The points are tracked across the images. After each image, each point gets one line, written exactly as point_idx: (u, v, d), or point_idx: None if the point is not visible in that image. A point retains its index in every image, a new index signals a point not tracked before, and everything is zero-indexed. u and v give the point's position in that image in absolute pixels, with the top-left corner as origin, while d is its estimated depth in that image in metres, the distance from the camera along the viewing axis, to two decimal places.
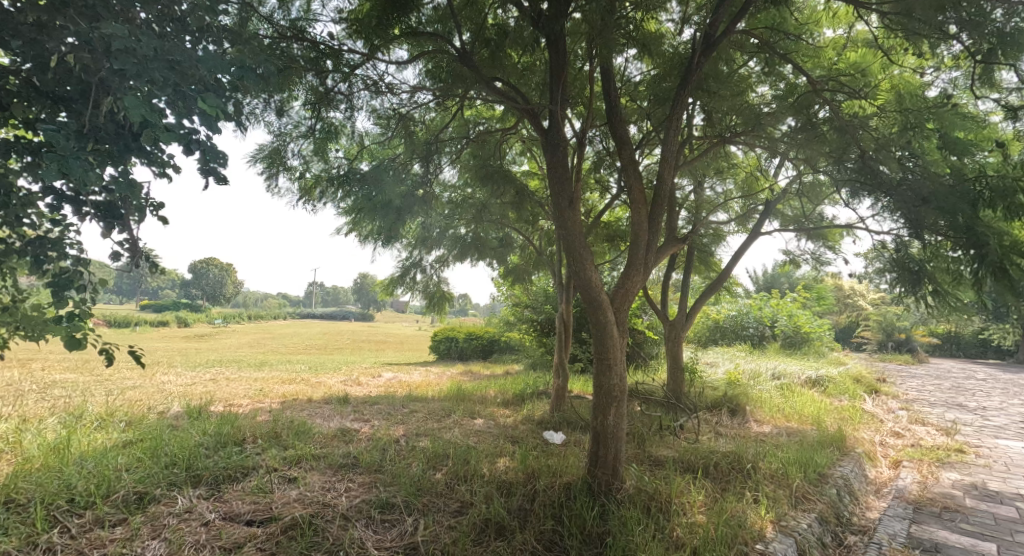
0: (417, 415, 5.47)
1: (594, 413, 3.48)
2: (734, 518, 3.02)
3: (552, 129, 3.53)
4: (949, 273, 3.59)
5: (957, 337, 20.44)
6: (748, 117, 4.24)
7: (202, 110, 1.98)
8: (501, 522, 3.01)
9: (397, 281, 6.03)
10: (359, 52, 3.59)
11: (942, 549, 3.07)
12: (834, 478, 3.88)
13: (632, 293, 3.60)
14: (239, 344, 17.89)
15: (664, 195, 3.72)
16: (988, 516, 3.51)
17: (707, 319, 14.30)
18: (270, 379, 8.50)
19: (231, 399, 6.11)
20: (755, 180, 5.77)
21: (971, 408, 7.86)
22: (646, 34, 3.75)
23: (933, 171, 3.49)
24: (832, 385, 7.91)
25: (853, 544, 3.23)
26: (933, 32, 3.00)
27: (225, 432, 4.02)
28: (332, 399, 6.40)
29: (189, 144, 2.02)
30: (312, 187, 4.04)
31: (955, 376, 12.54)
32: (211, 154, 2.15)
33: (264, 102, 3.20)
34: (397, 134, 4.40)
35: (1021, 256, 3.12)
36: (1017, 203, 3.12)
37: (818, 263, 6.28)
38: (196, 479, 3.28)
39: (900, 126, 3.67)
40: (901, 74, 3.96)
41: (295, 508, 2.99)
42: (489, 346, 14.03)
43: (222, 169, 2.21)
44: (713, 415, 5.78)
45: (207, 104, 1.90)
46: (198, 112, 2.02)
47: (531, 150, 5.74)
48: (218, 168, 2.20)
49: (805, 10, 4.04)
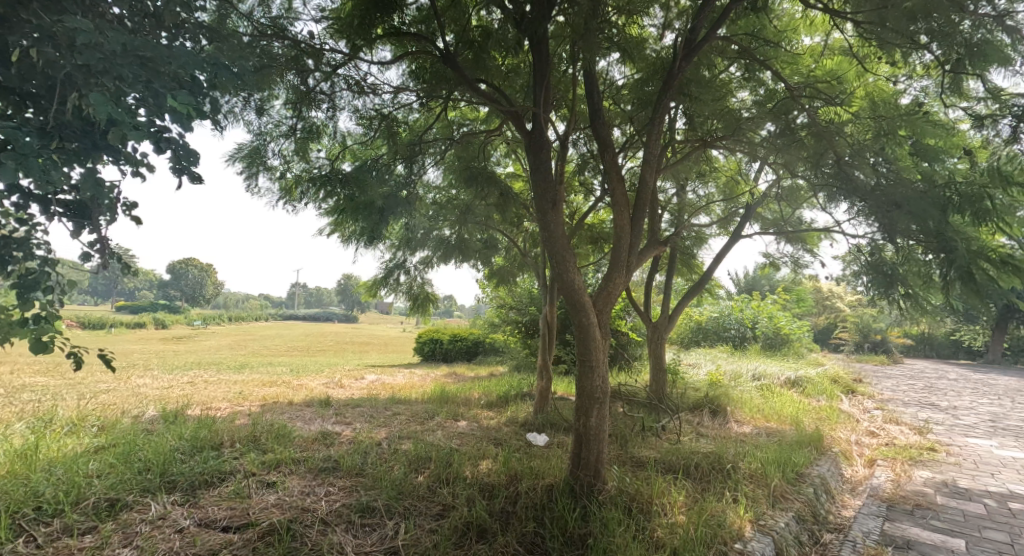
0: (400, 418, 5.43)
1: (576, 414, 3.50)
2: (713, 518, 3.05)
3: (535, 131, 3.53)
4: (920, 276, 3.59)
5: (930, 338, 20.96)
6: (729, 122, 4.30)
7: (172, 108, 1.94)
8: (482, 524, 3.00)
9: (381, 282, 5.99)
10: (342, 52, 3.54)
11: (914, 546, 3.14)
12: (811, 477, 3.96)
13: (614, 294, 3.62)
14: (218, 346, 17.59)
15: (646, 196, 3.75)
16: (957, 513, 3.60)
17: (690, 320, 14.46)
18: (250, 381, 8.38)
19: (209, 402, 6.00)
20: (736, 183, 5.86)
21: (942, 407, 8.07)
22: (629, 38, 3.78)
23: (906, 177, 3.56)
24: (811, 385, 8.06)
25: (829, 542, 3.29)
26: (905, 40, 3.07)
27: (202, 436, 3.94)
28: (314, 402, 6.34)
29: (159, 143, 1.99)
30: (293, 187, 4.05)
31: (928, 376, 12.85)
32: (183, 154, 2.11)
33: (243, 100, 3.14)
34: (379, 134, 4.38)
35: (988, 260, 3.22)
36: (985, 209, 3.21)
37: (796, 265, 6.40)
38: (171, 484, 3.21)
39: (874, 133, 3.76)
40: (875, 82, 4.07)
41: (273, 514, 2.94)
42: (473, 347, 14.01)
43: (195, 168, 2.17)
44: (695, 416, 5.85)
45: (177, 102, 1.86)
46: (170, 110, 1.93)
47: (515, 153, 5.75)
48: (191, 167, 2.17)
49: (783, 17, 4.13)
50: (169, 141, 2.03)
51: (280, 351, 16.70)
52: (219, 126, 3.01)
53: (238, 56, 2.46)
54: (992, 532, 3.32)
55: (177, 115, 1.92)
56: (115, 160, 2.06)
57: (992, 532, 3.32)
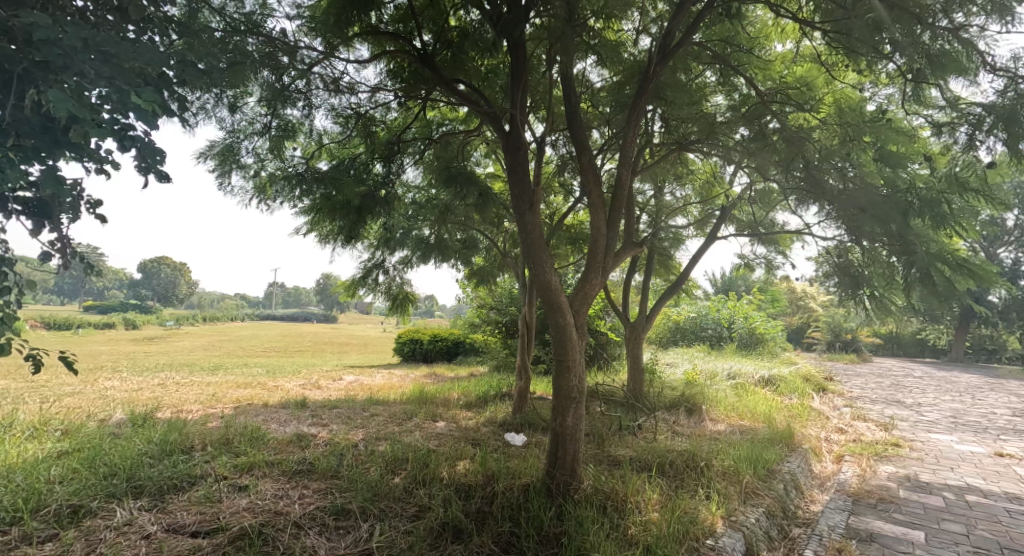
0: (378, 419, 5.39)
1: (553, 414, 3.52)
2: (686, 515, 3.11)
3: (513, 133, 3.54)
4: (883, 276, 3.73)
5: (898, 338, 21.59)
6: (704, 125, 4.38)
7: (138, 106, 1.90)
8: (459, 524, 3.00)
9: (359, 282, 5.91)
10: (317, 50, 3.46)
11: (876, 538, 3.25)
12: (781, 473, 4.05)
13: (591, 294, 3.65)
14: (192, 347, 17.20)
15: (622, 198, 3.79)
16: (918, 506, 3.73)
17: (669, 320, 14.65)
18: (224, 383, 8.23)
19: (180, 405, 5.86)
20: (711, 186, 5.95)
21: (908, 404, 8.32)
22: (606, 41, 3.82)
23: (870, 181, 3.66)
24: (784, 384, 8.23)
25: (796, 536, 3.38)
26: (870, 49, 3.16)
27: (172, 439, 3.85)
28: (290, 403, 6.25)
29: (123, 141, 1.95)
30: (267, 185, 4.00)
31: (897, 374, 13.23)
32: (149, 152, 2.07)
33: (215, 96, 3.08)
34: (356, 133, 4.35)
35: (946, 262, 3.35)
36: (944, 214, 3.35)
37: (769, 266, 6.55)
38: (138, 490, 3.14)
39: (841, 138, 3.87)
40: (843, 89, 4.19)
41: (244, 518, 2.90)
42: (453, 348, 13.93)
43: (162, 167, 2.13)
44: (671, 415, 5.92)
45: (142, 99, 1.82)
46: (134, 107, 1.91)
47: (495, 154, 5.75)
48: (158, 166, 2.13)
49: (756, 24, 4.23)
50: (134, 138, 1.99)
51: (257, 352, 16.43)
52: (188, 123, 2.94)
53: (207, 53, 2.43)
54: (949, 524, 3.45)
55: (141, 112, 1.88)
56: (78, 158, 2.01)
57: (949, 523, 3.45)
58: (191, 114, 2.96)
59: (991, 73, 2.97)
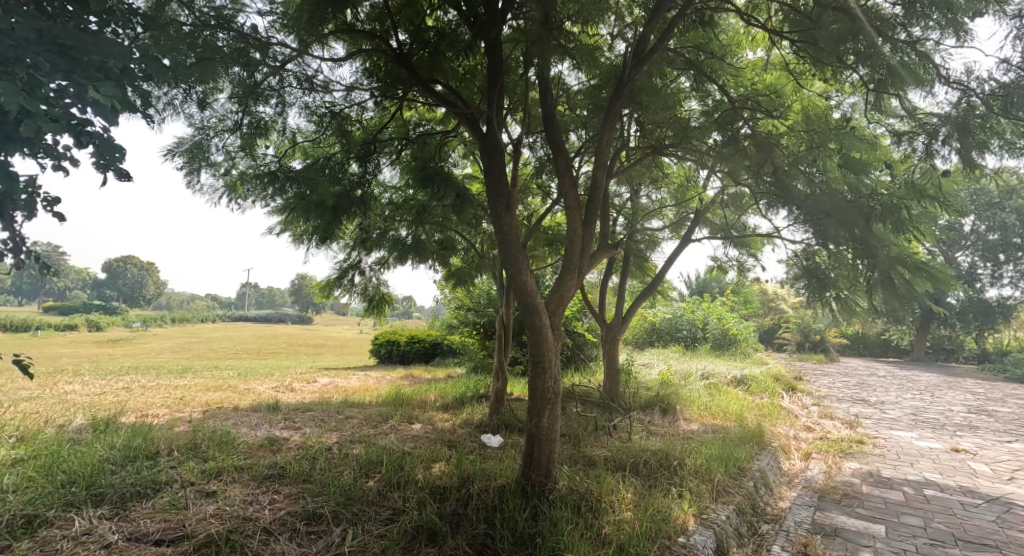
0: (352, 422, 5.33)
1: (529, 415, 3.53)
2: (659, 513, 3.16)
3: (489, 135, 3.56)
4: (848, 279, 3.86)
5: (864, 338, 22.29)
6: (678, 131, 4.39)
7: (94, 101, 1.85)
8: (433, 527, 2.98)
9: (334, 283, 5.81)
10: (291, 47, 3.37)
11: (840, 533, 3.35)
12: (752, 471, 4.14)
13: (567, 295, 3.68)
14: (158, 349, 16.71)
15: (598, 201, 3.83)
16: (880, 501, 3.87)
17: (645, 321, 14.81)
18: (193, 386, 8.01)
19: (145, 409, 5.69)
20: (686, 190, 6.06)
21: (872, 402, 8.61)
22: (582, 46, 3.86)
23: (835, 188, 3.79)
24: (755, 383, 8.42)
25: (765, 533, 3.46)
26: (834, 59, 3.26)
27: (136, 445, 3.73)
28: (261, 406, 6.12)
29: (81, 137, 1.90)
30: (238, 184, 3.90)
31: (862, 374, 13.65)
32: (107, 149, 2.02)
33: (182, 92, 3.01)
34: (331, 132, 4.29)
35: (907, 265, 3.47)
36: (904, 219, 3.48)
37: (741, 269, 6.70)
38: (99, 497, 3.04)
39: (807, 144, 3.97)
40: (810, 97, 4.31)
41: (211, 525, 2.82)
42: (431, 349, 13.84)
43: (122, 165, 2.08)
44: (646, 415, 5.99)
45: (100, 94, 1.78)
46: (92, 102, 1.86)
47: (473, 154, 5.73)
48: (117, 163, 2.08)
49: (728, 31, 4.34)
50: (92, 135, 1.94)
51: (229, 353, 16.03)
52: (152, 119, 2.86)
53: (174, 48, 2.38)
54: (908, 517, 3.57)
55: (98, 106, 1.83)
56: (33, 153, 1.95)
57: (908, 517, 3.58)
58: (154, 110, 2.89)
59: (947, 85, 3.09)
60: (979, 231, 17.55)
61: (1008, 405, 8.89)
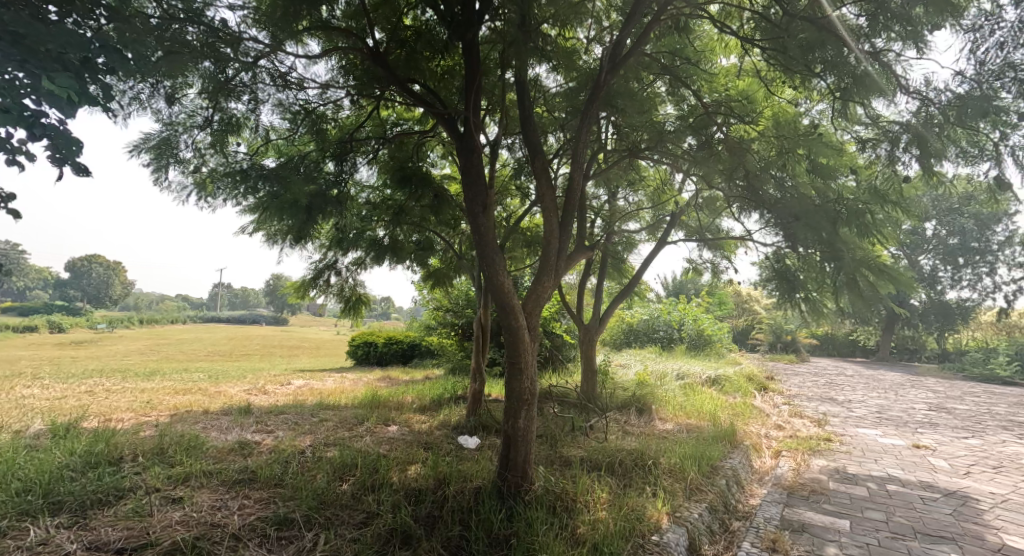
0: (326, 424, 5.25)
1: (505, 417, 3.53)
2: (633, 513, 3.19)
3: (466, 136, 3.56)
4: (815, 281, 3.97)
5: (833, 339, 22.91)
6: (654, 134, 4.46)
7: (48, 92, 1.84)
8: (407, 530, 2.96)
9: (310, 284, 5.70)
10: (263, 43, 3.28)
11: (807, 528, 3.43)
12: (724, 469, 4.22)
13: (544, 297, 3.69)
14: (124, 351, 16.21)
15: (574, 202, 3.86)
16: (845, 496, 3.98)
17: (623, 322, 14.96)
18: (161, 389, 7.79)
19: (109, 414, 5.50)
20: (662, 192, 6.14)
21: (840, 401, 8.86)
22: (560, 49, 3.88)
23: (803, 193, 3.89)
24: (728, 383, 8.58)
25: (736, 530, 3.53)
26: (803, 67, 3.36)
27: (98, 450, 3.60)
28: (233, 409, 5.99)
29: (33, 128, 1.88)
30: (207, 182, 3.79)
31: (831, 373, 14.02)
32: (62, 141, 2.01)
33: (149, 86, 2.98)
34: (305, 130, 4.22)
35: (872, 268, 3.58)
36: (869, 223, 3.59)
37: (715, 271, 6.81)
38: (57, 506, 2.94)
39: (778, 150, 4.08)
40: (781, 104, 4.41)
41: (177, 532, 2.75)
42: (408, 350, 13.73)
43: (77, 158, 2.07)
44: (623, 415, 6.05)
45: (55, 84, 1.77)
46: (46, 94, 1.85)
47: (451, 155, 5.70)
48: (73, 157, 2.06)
49: (702, 37, 4.43)
50: (45, 126, 1.93)
51: (199, 356, 15.62)
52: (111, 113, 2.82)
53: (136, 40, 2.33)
54: (871, 512, 3.69)
55: (53, 97, 1.81)
56: None
57: (872, 511, 3.70)
58: (114, 103, 2.86)
59: (906, 94, 3.20)
60: (940, 236, 18.24)
61: (965, 402, 9.26)
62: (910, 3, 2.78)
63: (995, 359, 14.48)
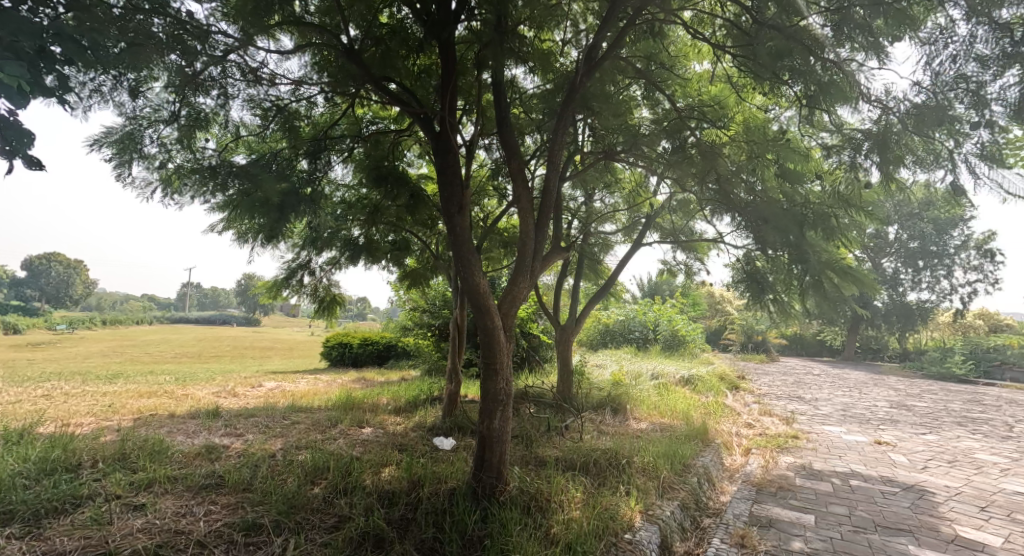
0: (299, 427, 5.15)
1: (480, 418, 3.53)
2: (607, 512, 3.21)
3: (442, 135, 3.55)
4: (782, 283, 4.07)
5: (801, 339, 23.54)
6: (629, 137, 4.52)
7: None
8: (380, 533, 2.93)
9: (282, 284, 5.58)
10: (233, 37, 3.20)
11: (774, 524, 3.52)
12: (696, 467, 4.29)
13: (520, 298, 3.69)
14: (87, 353, 15.69)
15: (550, 203, 3.87)
16: (811, 492, 4.09)
17: (599, 323, 15.12)
18: (124, 392, 7.51)
19: (67, 418, 5.29)
20: (637, 195, 6.23)
21: (808, 400, 9.10)
22: (538, 50, 3.90)
23: (772, 196, 4.00)
24: (701, 382, 8.72)
25: (707, 526, 3.60)
26: (771, 74, 3.47)
27: (54, 457, 3.46)
28: (200, 412, 5.83)
29: None
30: (174, 179, 3.68)
31: (799, 372, 14.39)
32: (14, 132, 1.97)
33: (111, 78, 2.90)
34: (277, 127, 4.15)
35: (837, 270, 3.68)
36: (832, 226, 3.72)
37: (689, 272, 6.93)
38: (9, 515, 2.82)
39: (748, 154, 4.18)
40: (751, 110, 4.54)
41: (138, 540, 2.67)
42: (384, 351, 13.60)
43: (30, 151, 2.03)
44: (598, 415, 6.10)
45: (4, 73, 1.73)
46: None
47: (428, 155, 5.68)
48: (25, 149, 2.02)
49: (677, 43, 4.51)
50: None
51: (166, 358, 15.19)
52: (68, 104, 2.74)
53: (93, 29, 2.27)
54: (836, 507, 3.80)
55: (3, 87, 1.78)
56: None
57: (835, 506, 3.81)
58: (72, 94, 2.77)
59: (869, 103, 3.30)
60: (901, 239, 18.93)
61: (924, 400, 9.62)
62: (870, 15, 2.90)
63: (951, 358, 15.02)
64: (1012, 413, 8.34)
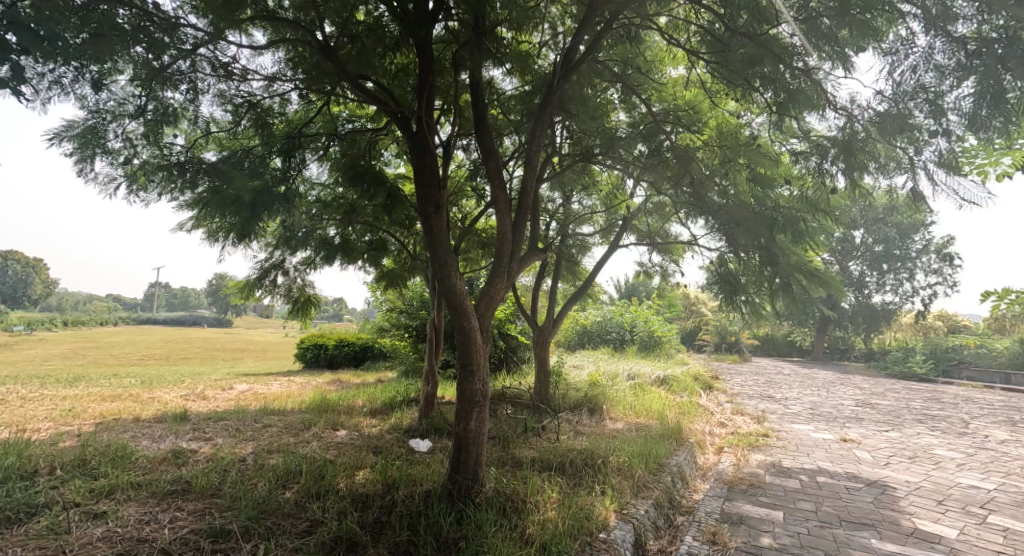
0: (271, 431, 5.05)
1: (456, 419, 3.51)
2: (582, 511, 3.23)
3: (419, 134, 3.52)
4: (753, 285, 4.16)
5: (772, 339, 24.07)
6: (606, 140, 4.57)
7: None
8: (353, 537, 2.89)
9: (255, 284, 5.46)
10: (202, 30, 3.12)
11: (744, 520, 3.59)
12: (670, 466, 4.36)
13: (496, 299, 3.69)
14: (48, 355, 15.09)
15: (527, 204, 3.88)
16: (780, 489, 4.19)
17: (576, 324, 15.21)
18: (86, 396, 7.24)
19: (23, 424, 5.07)
20: (614, 197, 6.29)
21: (779, 399, 9.31)
22: (516, 51, 3.91)
23: (744, 199, 4.09)
24: (676, 382, 8.85)
25: (680, 524, 3.65)
26: (743, 81, 3.55)
27: (8, 464, 3.32)
28: (167, 416, 5.66)
29: None
30: (140, 175, 3.57)
31: (771, 372, 14.69)
32: None
33: (73, 70, 2.79)
34: (248, 123, 4.07)
35: (806, 272, 3.78)
36: (801, 230, 3.82)
37: (664, 274, 7.02)
38: None
39: (721, 158, 4.26)
40: (724, 115, 4.63)
41: (98, 549, 2.58)
42: (360, 353, 13.43)
43: None
44: (575, 415, 6.14)
45: None
46: None
47: (405, 154, 5.64)
48: None
49: (653, 48, 4.58)
50: None
51: (132, 360, 14.69)
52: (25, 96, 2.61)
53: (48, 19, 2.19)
54: (803, 503, 3.90)
55: None
56: None
57: (803, 502, 3.91)
58: (28, 85, 2.63)
59: (835, 110, 3.40)
60: (867, 243, 19.54)
61: (889, 398, 9.93)
62: (836, 25, 2.99)
63: (912, 359, 15.57)
64: (969, 410, 8.67)
